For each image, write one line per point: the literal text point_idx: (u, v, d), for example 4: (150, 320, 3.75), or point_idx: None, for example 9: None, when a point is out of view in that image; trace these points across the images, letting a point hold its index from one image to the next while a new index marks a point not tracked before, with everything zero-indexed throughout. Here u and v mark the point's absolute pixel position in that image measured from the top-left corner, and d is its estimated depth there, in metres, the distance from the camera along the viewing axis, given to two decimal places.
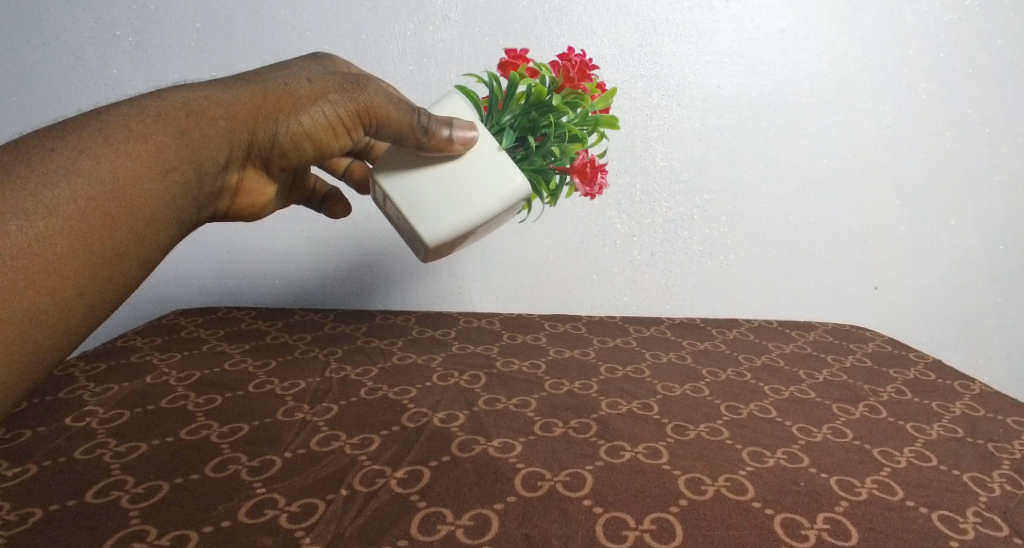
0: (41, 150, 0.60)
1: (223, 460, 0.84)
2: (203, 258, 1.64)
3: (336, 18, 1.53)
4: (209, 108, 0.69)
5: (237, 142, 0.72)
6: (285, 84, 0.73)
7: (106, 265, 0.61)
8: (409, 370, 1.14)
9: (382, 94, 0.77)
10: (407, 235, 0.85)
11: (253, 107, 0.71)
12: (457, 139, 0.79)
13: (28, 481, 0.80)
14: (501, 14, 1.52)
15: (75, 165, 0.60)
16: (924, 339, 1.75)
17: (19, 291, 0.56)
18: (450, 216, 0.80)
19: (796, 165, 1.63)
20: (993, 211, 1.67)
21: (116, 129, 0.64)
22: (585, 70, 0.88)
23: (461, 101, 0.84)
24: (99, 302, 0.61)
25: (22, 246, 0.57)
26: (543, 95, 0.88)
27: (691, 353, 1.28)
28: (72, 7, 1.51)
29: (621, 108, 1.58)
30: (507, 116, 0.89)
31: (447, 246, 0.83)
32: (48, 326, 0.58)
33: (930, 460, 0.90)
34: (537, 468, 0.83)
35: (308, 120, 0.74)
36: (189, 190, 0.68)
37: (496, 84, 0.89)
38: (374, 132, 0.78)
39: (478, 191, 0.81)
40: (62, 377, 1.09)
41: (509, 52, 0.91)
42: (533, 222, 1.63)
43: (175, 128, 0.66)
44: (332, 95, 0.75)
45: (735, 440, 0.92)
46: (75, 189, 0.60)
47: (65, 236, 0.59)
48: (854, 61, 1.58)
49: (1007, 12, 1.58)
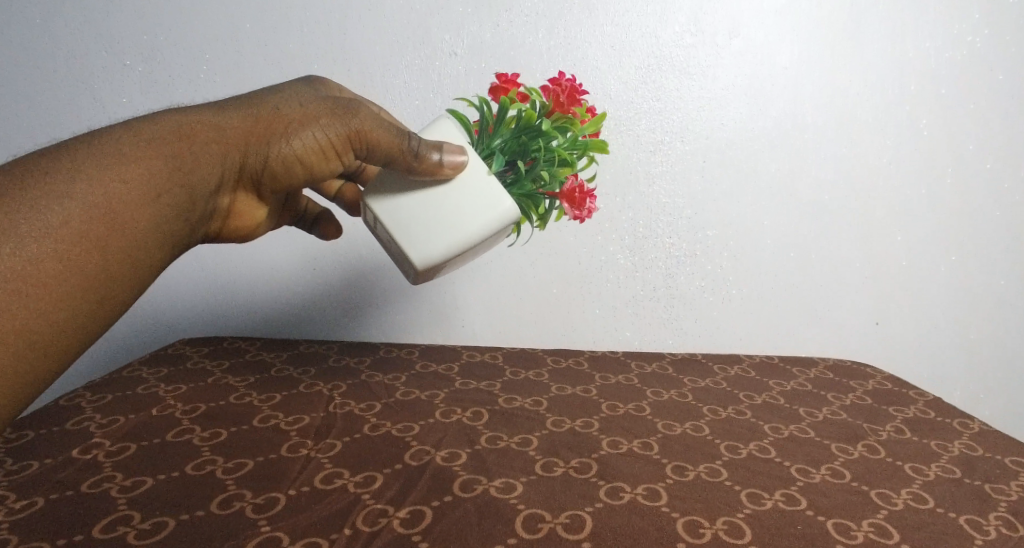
0: (36, 173, 0.60)
1: (228, 496, 0.86)
2: (209, 287, 1.66)
3: (344, 53, 1.56)
4: (201, 131, 0.70)
5: (229, 165, 0.72)
6: (276, 108, 0.74)
7: (98, 288, 0.61)
8: (412, 406, 1.15)
9: (372, 119, 0.77)
10: (397, 258, 0.86)
11: (244, 131, 0.72)
12: (446, 163, 0.80)
13: (34, 514, 0.81)
14: (507, 49, 1.55)
15: (69, 188, 0.61)
16: (926, 375, 1.76)
17: (12, 313, 0.56)
18: (439, 239, 0.82)
19: (798, 199, 1.65)
20: (993, 246, 1.68)
21: (109, 151, 0.64)
22: (575, 95, 0.91)
23: (451, 125, 0.86)
24: (90, 326, 0.61)
25: (15, 267, 0.57)
26: (533, 119, 0.91)
27: (692, 390, 1.29)
28: (83, 37, 1.56)
29: (625, 143, 1.60)
30: (497, 140, 0.91)
31: (436, 268, 0.84)
32: (40, 347, 0.58)
33: (927, 503, 0.90)
34: (537, 509, 0.85)
35: (299, 143, 0.75)
36: (181, 214, 0.68)
37: (486, 108, 0.92)
38: (364, 156, 0.79)
39: (468, 214, 0.82)
40: (68, 408, 1.11)
41: (501, 76, 0.92)
42: (521, 245, 1.64)
43: (167, 151, 0.67)
44: (323, 119, 0.76)
45: (734, 481, 0.93)
46: (68, 211, 0.60)
47: (59, 257, 0.59)
48: (856, 98, 1.60)
49: (1009, 49, 1.60)
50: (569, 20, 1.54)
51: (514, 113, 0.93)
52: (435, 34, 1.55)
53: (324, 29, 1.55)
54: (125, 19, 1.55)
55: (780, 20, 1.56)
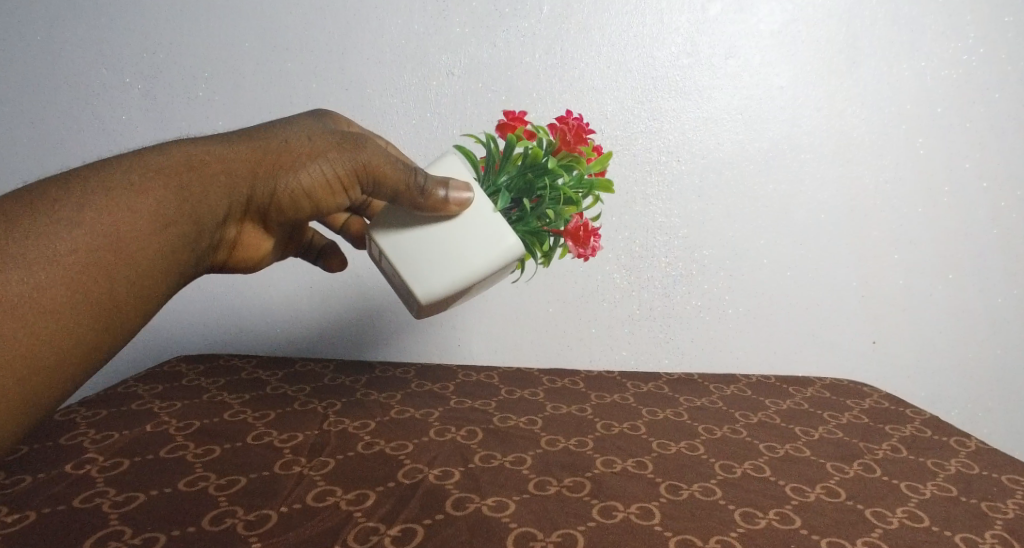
0: (44, 202, 0.61)
1: (219, 513, 0.86)
2: (208, 306, 1.68)
3: (343, 74, 1.59)
4: (210, 164, 0.71)
5: (236, 197, 0.73)
6: (284, 141, 0.75)
7: (104, 312, 0.62)
8: (406, 425, 1.15)
9: (380, 154, 0.78)
10: (401, 292, 0.87)
11: (253, 164, 0.73)
12: (452, 199, 0.82)
13: (26, 529, 0.81)
14: (504, 70, 1.58)
15: (77, 216, 0.61)
16: (924, 395, 1.75)
17: (16, 338, 0.56)
18: (443, 274, 0.83)
19: (795, 219, 1.65)
20: (992, 266, 1.68)
21: (118, 181, 0.65)
22: (581, 134, 0.91)
23: (457, 160, 0.87)
24: (93, 349, 0.61)
25: (22, 296, 0.57)
26: (540, 156, 0.92)
27: (687, 410, 1.29)
28: (84, 55, 1.59)
29: (622, 164, 1.62)
30: (503, 176, 0.93)
31: (439, 303, 0.85)
32: (40, 372, 0.58)
33: (923, 521, 0.89)
34: (529, 528, 0.84)
35: (307, 177, 0.76)
36: (188, 244, 0.69)
37: (493, 144, 0.94)
38: (370, 190, 0.80)
39: (471, 250, 0.83)
40: (62, 422, 1.12)
41: (509, 113, 0.95)
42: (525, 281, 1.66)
43: (174, 183, 0.68)
44: (331, 153, 0.77)
45: (728, 500, 0.92)
46: (76, 240, 0.60)
47: (65, 284, 0.59)
48: (852, 118, 1.62)
49: (1004, 67, 1.61)
50: (566, 42, 1.56)
51: (521, 150, 0.94)
52: (432, 56, 1.58)
53: (324, 50, 1.58)
54: (125, 37, 1.58)
55: (777, 40, 1.58)
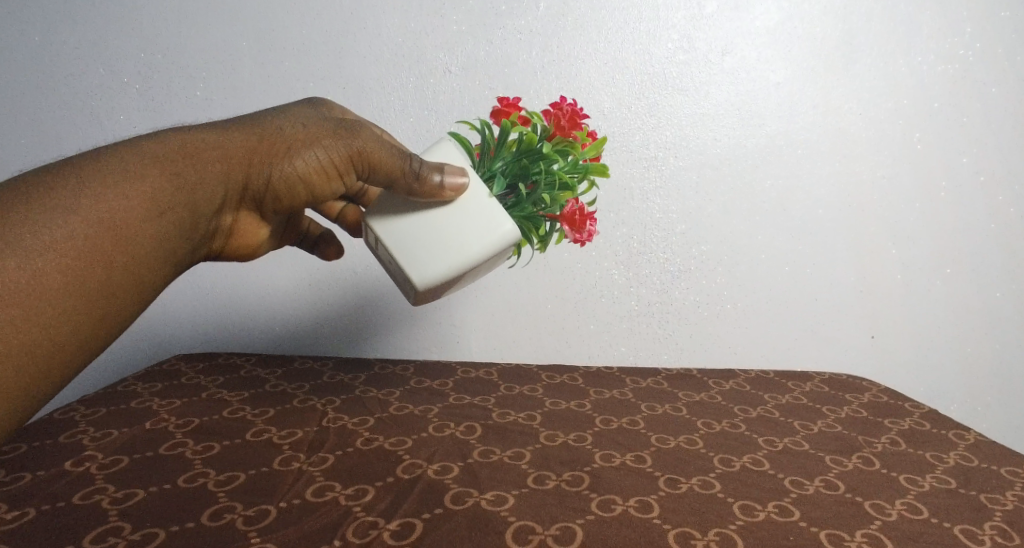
0: (42, 188, 0.61)
1: (220, 509, 0.86)
2: (205, 302, 1.68)
3: (339, 73, 1.59)
4: (206, 151, 0.71)
5: (231, 184, 0.74)
6: (279, 127, 0.76)
7: (103, 301, 0.62)
8: (406, 421, 1.16)
9: (374, 140, 0.79)
10: (399, 278, 0.87)
11: (248, 150, 0.74)
12: (447, 185, 0.82)
13: (25, 525, 0.82)
14: (502, 68, 1.58)
15: (75, 203, 0.61)
16: (924, 389, 1.75)
17: (14, 326, 0.56)
18: (440, 261, 0.83)
19: (793, 214, 1.65)
20: (990, 260, 1.69)
21: (115, 168, 0.65)
22: (576, 119, 0.91)
23: (453, 148, 0.88)
24: (90, 343, 0.62)
25: (21, 282, 0.57)
26: (535, 142, 0.92)
27: (687, 404, 1.29)
28: (82, 53, 1.60)
29: (619, 160, 1.62)
30: (498, 162, 0.93)
31: (436, 290, 0.85)
32: (41, 361, 0.58)
33: (921, 513, 0.90)
34: (527, 522, 0.84)
35: (302, 163, 0.76)
36: (184, 231, 0.69)
37: (488, 131, 0.95)
38: (365, 177, 0.80)
39: (465, 236, 0.83)
40: (62, 421, 1.12)
41: (502, 100, 0.94)
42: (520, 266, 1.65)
43: (171, 170, 0.68)
44: (325, 139, 0.77)
45: (727, 493, 0.93)
46: (73, 227, 0.60)
47: (63, 271, 0.59)
48: (849, 113, 1.62)
49: (1001, 62, 1.61)
50: (563, 38, 1.57)
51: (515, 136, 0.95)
52: (429, 54, 1.58)
53: (321, 50, 1.59)
54: (123, 38, 1.59)
55: (773, 37, 1.58)
